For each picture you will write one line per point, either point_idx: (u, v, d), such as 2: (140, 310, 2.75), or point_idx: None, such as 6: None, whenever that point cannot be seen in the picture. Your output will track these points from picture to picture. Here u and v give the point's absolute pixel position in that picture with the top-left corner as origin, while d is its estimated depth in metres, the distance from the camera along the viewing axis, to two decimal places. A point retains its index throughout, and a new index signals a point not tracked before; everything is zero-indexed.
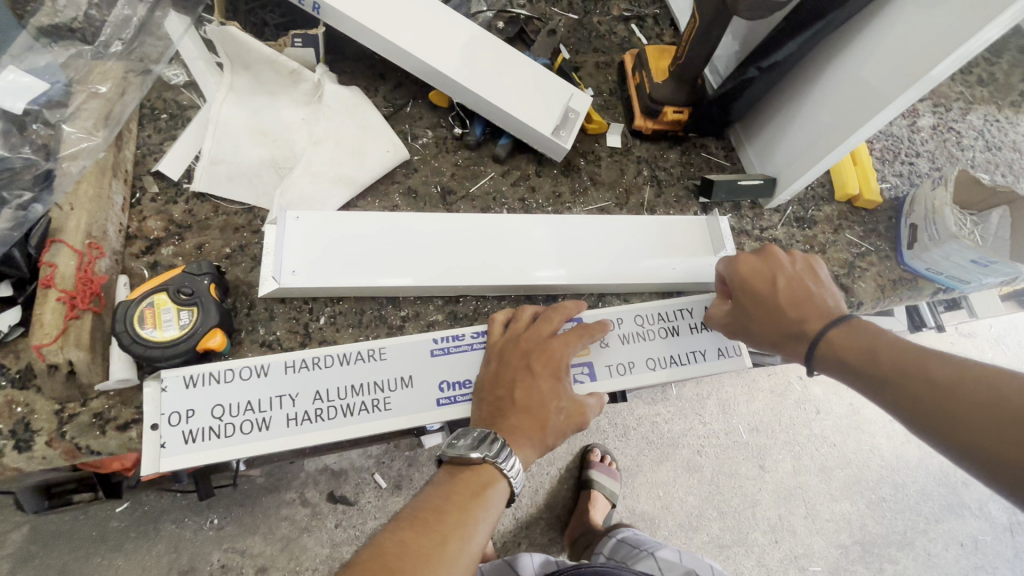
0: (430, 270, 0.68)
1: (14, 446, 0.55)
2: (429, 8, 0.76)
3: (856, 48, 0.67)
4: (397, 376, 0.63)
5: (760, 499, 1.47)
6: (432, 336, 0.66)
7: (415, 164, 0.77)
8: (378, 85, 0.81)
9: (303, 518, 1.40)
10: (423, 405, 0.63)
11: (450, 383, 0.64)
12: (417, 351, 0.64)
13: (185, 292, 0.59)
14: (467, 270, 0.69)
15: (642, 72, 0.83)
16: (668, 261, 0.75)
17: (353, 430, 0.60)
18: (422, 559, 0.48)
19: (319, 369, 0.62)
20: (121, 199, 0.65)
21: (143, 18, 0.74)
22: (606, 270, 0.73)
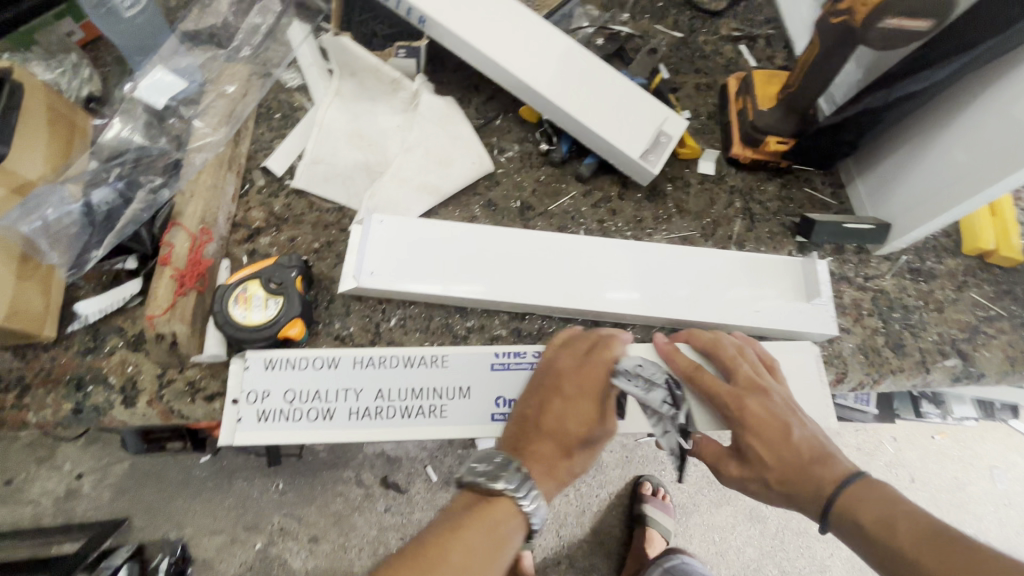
0: (500, 287, 0.68)
1: (122, 401, 0.62)
2: (527, 22, 0.76)
3: (1008, 83, 0.58)
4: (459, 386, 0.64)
5: (830, 565, 1.33)
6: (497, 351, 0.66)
7: (497, 177, 0.78)
8: (472, 97, 0.83)
9: (356, 498, 1.48)
10: (477, 417, 0.63)
11: (506, 400, 0.64)
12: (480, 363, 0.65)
13: (275, 282, 0.63)
14: (538, 286, 0.68)
15: (746, 97, 0.78)
16: (751, 301, 0.70)
17: (408, 432, 0.62)
18: None
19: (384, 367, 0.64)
20: (232, 189, 0.72)
21: (270, 26, 0.81)
22: (684, 302, 0.69)
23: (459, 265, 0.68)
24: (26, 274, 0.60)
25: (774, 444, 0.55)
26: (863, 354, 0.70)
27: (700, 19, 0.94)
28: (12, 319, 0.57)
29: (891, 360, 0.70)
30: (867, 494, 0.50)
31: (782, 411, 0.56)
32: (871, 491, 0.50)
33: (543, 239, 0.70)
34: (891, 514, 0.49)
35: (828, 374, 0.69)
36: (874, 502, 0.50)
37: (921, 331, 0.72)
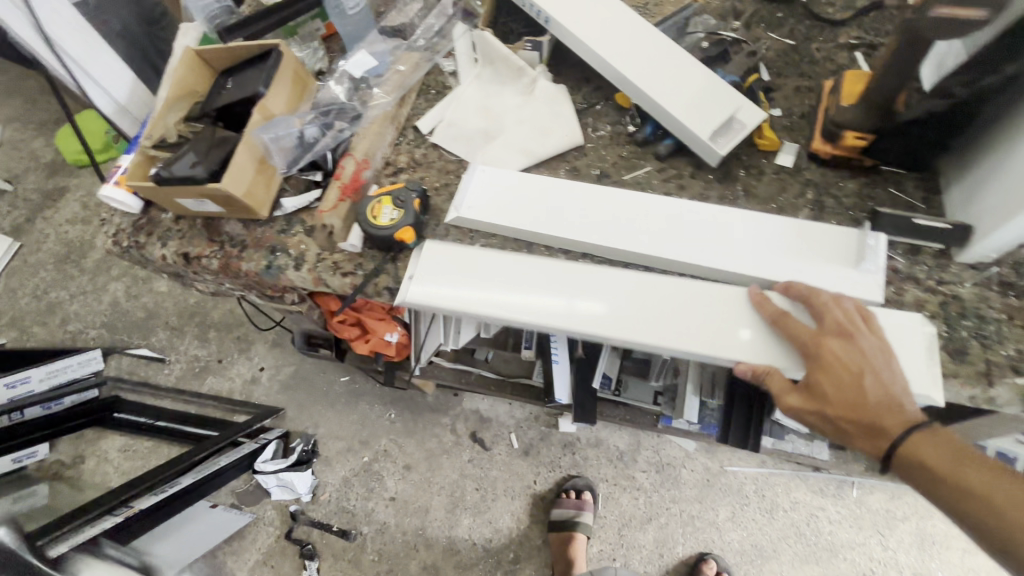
0: (565, 226, 0.83)
1: (294, 266, 0.92)
2: (630, 21, 0.90)
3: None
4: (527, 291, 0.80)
5: None
6: (558, 267, 0.81)
7: (586, 150, 0.93)
8: (581, 86, 0.99)
9: (447, 442, 1.96)
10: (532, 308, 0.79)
11: (558, 301, 0.78)
12: (544, 277, 0.81)
13: (401, 200, 0.87)
14: (602, 225, 0.82)
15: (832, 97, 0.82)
16: (797, 264, 0.75)
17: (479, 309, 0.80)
18: None
19: (476, 263, 0.83)
20: (390, 138, 0.99)
21: (441, 25, 1.08)
22: (732, 256, 0.77)
23: (535, 207, 0.85)
24: (260, 172, 0.91)
25: (852, 387, 0.64)
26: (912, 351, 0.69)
27: (818, 29, 0.97)
28: (246, 198, 0.89)
29: (946, 364, 0.68)
30: (931, 443, 0.63)
31: (864, 356, 0.65)
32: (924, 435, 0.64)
33: (609, 201, 0.84)
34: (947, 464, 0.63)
35: None
36: (938, 455, 0.63)
37: (994, 344, 0.68)
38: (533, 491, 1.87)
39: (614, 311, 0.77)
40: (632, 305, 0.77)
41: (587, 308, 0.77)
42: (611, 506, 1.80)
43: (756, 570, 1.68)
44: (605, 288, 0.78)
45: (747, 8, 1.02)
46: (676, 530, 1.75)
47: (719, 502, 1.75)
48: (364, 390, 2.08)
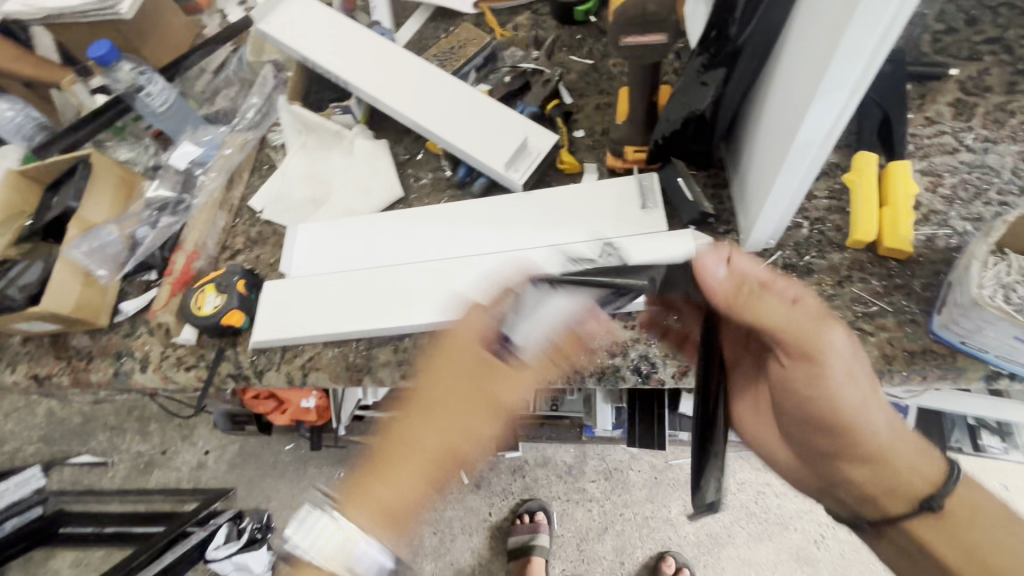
0: (388, 254, 0.88)
1: (140, 368, 0.90)
2: (433, 76, 0.96)
3: (789, 50, 0.59)
4: (363, 307, 0.83)
5: None
6: (387, 279, 0.85)
7: (410, 200, 0.95)
8: (403, 137, 1.02)
9: None
10: (381, 315, 0.82)
11: (401, 300, 0.82)
12: (376, 291, 0.84)
13: (223, 285, 0.88)
14: (422, 236, 0.88)
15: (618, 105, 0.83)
16: (597, 222, 0.81)
17: (334, 329, 0.83)
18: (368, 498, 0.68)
19: (315, 296, 0.86)
20: (224, 222, 0.99)
21: (265, 101, 1.10)
22: (541, 230, 0.83)
23: (362, 244, 0.90)
24: (89, 284, 0.90)
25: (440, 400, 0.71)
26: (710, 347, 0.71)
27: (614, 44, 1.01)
28: (77, 312, 0.88)
29: None
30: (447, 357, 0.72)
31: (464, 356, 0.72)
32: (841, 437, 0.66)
33: (424, 211, 0.90)
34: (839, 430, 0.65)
35: (669, 366, 0.74)
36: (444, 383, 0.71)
37: None
38: (489, 524, 1.84)
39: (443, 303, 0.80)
40: (462, 291, 0.80)
41: (427, 299, 0.81)
42: (568, 523, 1.79)
43: (715, 559, 1.68)
44: (432, 286, 0.82)
45: (549, 35, 1.06)
46: (632, 534, 1.74)
47: (670, 498, 1.75)
48: (310, 454, 2.02)
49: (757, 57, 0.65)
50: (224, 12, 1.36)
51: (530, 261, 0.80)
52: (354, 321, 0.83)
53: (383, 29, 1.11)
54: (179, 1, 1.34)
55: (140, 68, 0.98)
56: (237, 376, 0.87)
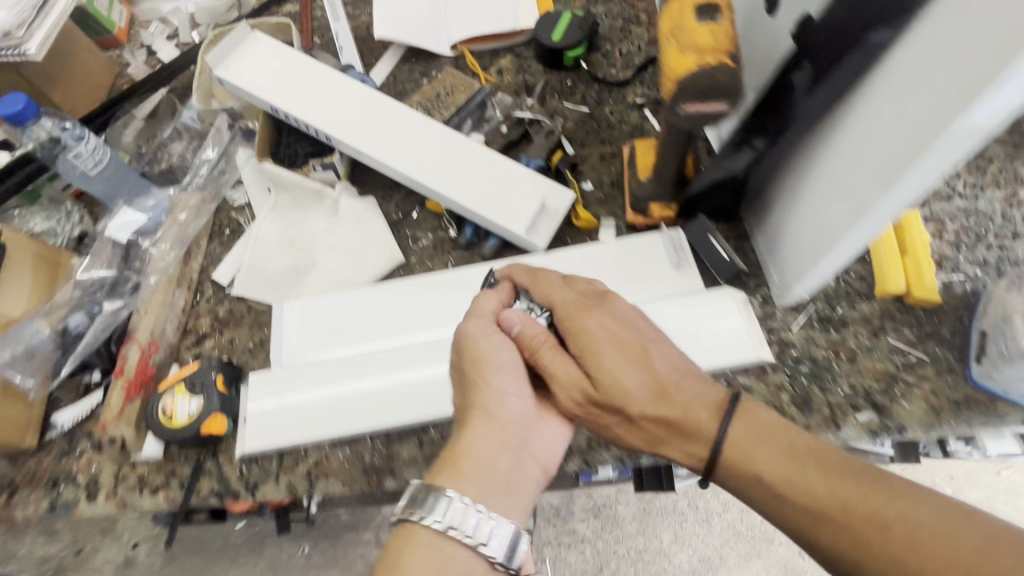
0: (400, 329, 0.78)
1: (85, 496, 0.72)
2: (426, 129, 0.88)
3: (856, 115, 0.55)
4: (375, 397, 0.73)
5: None
6: (401, 360, 0.74)
7: (411, 265, 0.86)
8: (393, 193, 0.92)
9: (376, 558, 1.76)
10: (402, 406, 0.72)
11: (423, 388, 0.72)
12: (387, 376, 0.73)
13: (197, 385, 0.74)
14: (437, 309, 0.79)
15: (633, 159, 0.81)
16: (628, 286, 0.76)
17: (348, 424, 0.72)
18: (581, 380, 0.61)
19: (315, 386, 0.74)
20: (183, 302, 0.84)
21: (220, 152, 0.95)
22: None
23: (365, 320, 0.79)
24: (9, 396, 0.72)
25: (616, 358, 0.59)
26: None
27: (607, 91, 0.99)
28: None
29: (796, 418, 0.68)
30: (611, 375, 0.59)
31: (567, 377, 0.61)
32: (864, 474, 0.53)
33: (435, 278, 0.81)
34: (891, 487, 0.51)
35: None
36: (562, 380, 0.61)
37: (830, 385, 0.70)
38: None
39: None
40: None
41: None
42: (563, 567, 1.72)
43: None
44: None
45: (538, 80, 1.02)
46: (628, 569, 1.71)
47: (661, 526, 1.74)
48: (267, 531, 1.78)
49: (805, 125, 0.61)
50: (150, 48, 1.18)
51: None
52: (365, 413, 0.72)
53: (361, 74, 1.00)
54: (92, 34, 1.15)
55: (64, 125, 0.81)
56: (223, 493, 0.72)
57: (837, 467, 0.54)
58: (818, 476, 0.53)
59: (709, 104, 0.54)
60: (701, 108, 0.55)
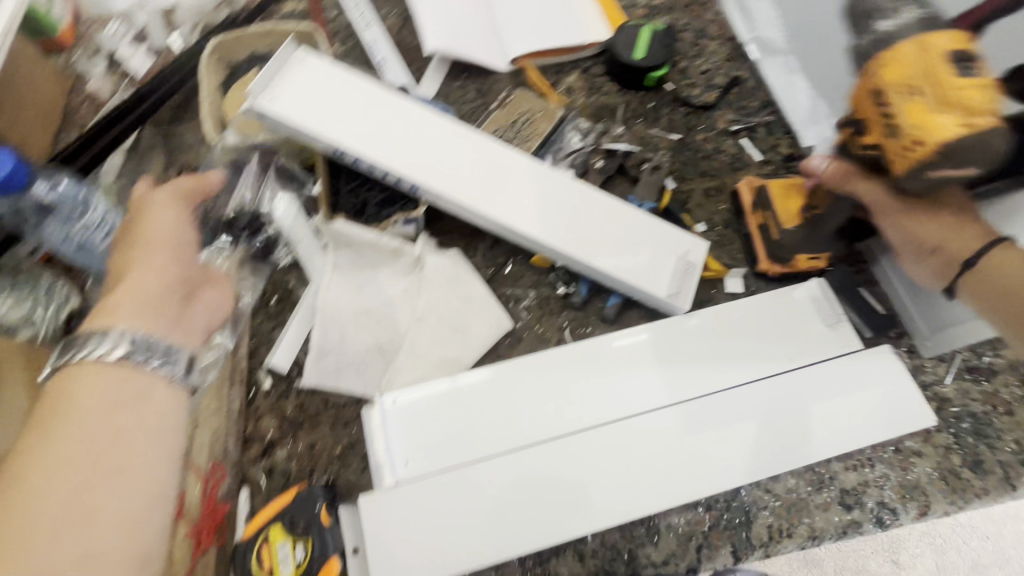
0: (534, 417, 0.65)
1: None
2: (523, 162, 0.72)
3: None
4: (531, 507, 0.61)
5: None
6: (555, 460, 0.63)
7: (519, 332, 0.73)
8: (477, 243, 0.78)
9: None
10: (560, 517, 0.61)
11: (581, 490, 0.62)
12: (540, 481, 0.62)
13: (300, 523, 0.60)
14: (573, 387, 0.67)
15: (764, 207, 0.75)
16: (782, 350, 0.69)
17: (498, 549, 0.59)
18: (946, 216, 0.58)
19: (445, 507, 0.60)
20: (239, 402, 0.66)
21: (252, 200, 0.75)
22: (721, 367, 0.68)
23: (488, 410, 0.65)
24: None
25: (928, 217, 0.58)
26: (942, 479, 0.65)
27: (695, 115, 0.90)
28: None
29: (973, 482, 0.65)
30: (936, 228, 0.58)
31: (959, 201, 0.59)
32: (951, 210, 0.58)
33: (565, 352, 0.68)
34: (948, 210, 0.58)
35: (910, 509, 0.64)
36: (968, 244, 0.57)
37: (996, 442, 0.67)
38: None
39: (646, 483, 0.62)
40: (659, 464, 0.63)
41: (620, 483, 0.62)
42: None
43: None
44: (617, 461, 0.63)
45: (616, 102, 0.91)
46: None
47: None
48: None
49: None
50: (111, 54, 0.92)
51: (730, 411, 0.66)
52: (520, 530, 0.60)
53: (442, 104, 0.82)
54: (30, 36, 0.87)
55: (59, 186, 0.65)
56: None
57: (943, 205, 0.59)
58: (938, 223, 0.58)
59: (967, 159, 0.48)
60: (952, 172, 0.48)
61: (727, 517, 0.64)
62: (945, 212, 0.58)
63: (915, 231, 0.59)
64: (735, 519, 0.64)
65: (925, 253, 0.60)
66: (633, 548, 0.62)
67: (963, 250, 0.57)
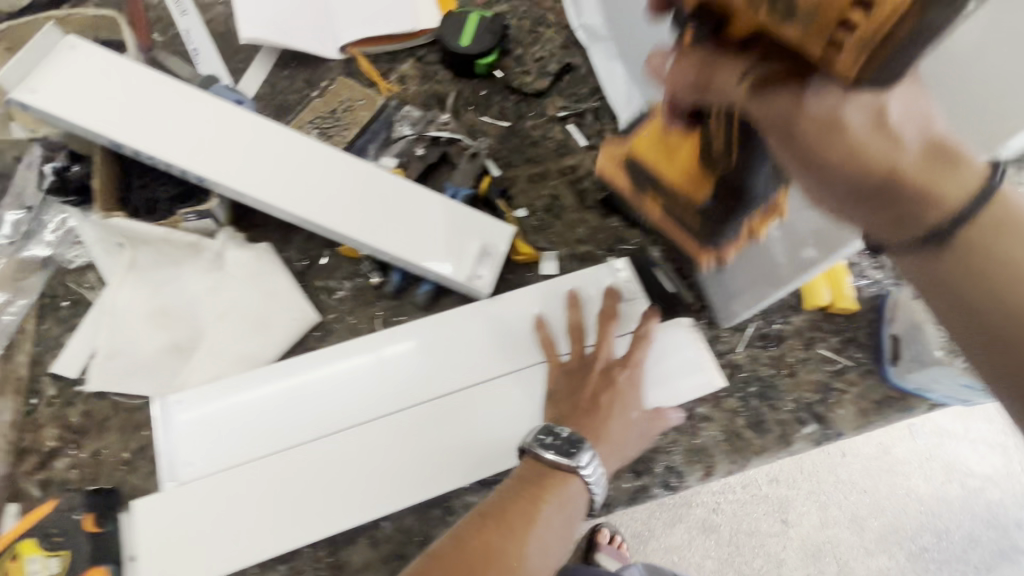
0: (332, 408, 0.66)
1: None
2: (326, 154, 0.72)
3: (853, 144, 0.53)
4: (320, 496, 0.62)
5: (786, 558, 1.36)
6: (347, 449, 0.64)
7: (329, 325, 0.73)
8: (291, 236, 0.77)
9: None
10: (346, 507, 0.62)
11: (370, 479, 0.63)
12: (332, 470, 0.63)
13: (56, 536, 0.58)
14: (369, 378, 0.68)
15: (644, 195, 0.63)
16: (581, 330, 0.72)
17: (278, 542, 0.60)
18: (860, 138, 0.36)
19: (225, 504, 0.61)
20: (12, 414, 0.64)
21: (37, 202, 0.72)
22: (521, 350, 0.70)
23: (281, 405, 0.66)
24: None
25: (871, 135, 0.36)
26: (726, 441, 0.70)
27: (525, 102, 0.91)
28: None
29: (754, 442, 0.70)
30: (857, 160, 0.36)
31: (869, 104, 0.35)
32: (870, 129, 0.36)
33: (370, 342, 0.70)
34: (954, 138, 0.37)
35: (694, 470, 0.69)
36: (908, 199, 0.37)
37: (778, 403, 0.72)
38: None
39: (437, 468, 0.64)
40: (450, 449, 0.65)
41: (409, 471, 0.64)
42: None
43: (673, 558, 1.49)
44: (407, 447, 0.65)
45: (448, 90, 0.91)
46: None
47: None
48: None
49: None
50: None
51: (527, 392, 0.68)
52: (308, 520, 0.61)
53: (234, 91, 0.80)
54: None
55: None
56: None
57: (933, 122, 0.37)
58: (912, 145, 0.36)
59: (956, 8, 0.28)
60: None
61: None
62: (938, 142, 0.37)
63: (844, 173, 0.37)
64: None
65: (846, 179, 0.37)
66: (427, 529, 0.63)
67: (936, 211, 0.37)
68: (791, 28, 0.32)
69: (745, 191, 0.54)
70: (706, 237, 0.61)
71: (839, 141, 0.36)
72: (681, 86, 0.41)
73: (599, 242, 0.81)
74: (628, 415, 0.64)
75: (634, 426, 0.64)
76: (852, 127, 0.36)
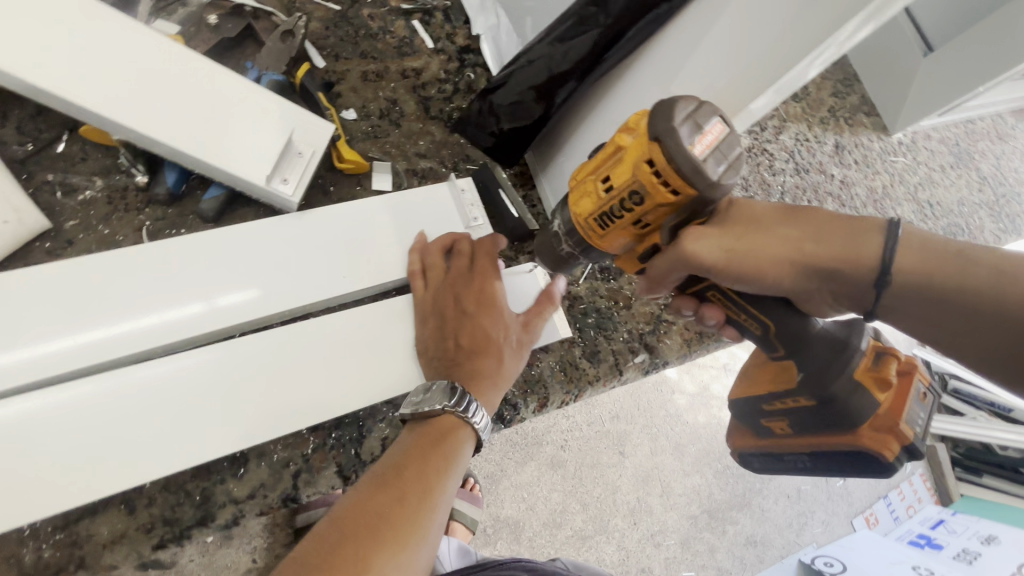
0: (64, 341, 0.50)
1: None
2: (78, 11, 0.55)
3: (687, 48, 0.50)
4: (36, 455, 0.46)
5: (621, 484, 1.40)
6: (85, 396, 0.48)
7: (69, 235, 0.55)
8: (9, 109, 0.57)
9: None
10: (71, 464, 0.46)
11: (113, 428, 0.48)
12: (59, 420, 0.47)
13: None
14: (125, 300, 0.52)
15: (776, 418, 0.54)
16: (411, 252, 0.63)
17: None
18: (756, 243, 0.46)
19: None
20: None
21: None
22: (335, 274, 0.59)
23: None
24: None
25: (751, 237, 0.46)
26: (561, 370, 0.68)
27: None
28: None
29: (587, 370, 0.69)
30: (750, 253, 0.46)
31: (755, 222, 0.46)
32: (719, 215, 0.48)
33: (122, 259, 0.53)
34: (840, 216, 0.46)
35: (529, 402, 0.66)
36: (763, 233, 0.46)
37: (612, 333, 0.72)
38: None
39: (212, 414, 0.51)
40: (234, 391, 0.52)
41: (172, 419, 0.50)
42: None
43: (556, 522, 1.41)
44: (171, 388, 0.50)
45: None
46: None
47: None
48: None
49: (607, 69, 0.59)
50: None
51: (339, 322, 0.57)
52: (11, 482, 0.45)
53: None
54: None
55: None
56: None
57: (811, 215, 0.47)
58: (790, 228, 0.46)
59: (679, 122, 0.42)
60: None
61: (337, 435, 0.56)
62: (809, 214, 0.47)
63: (779, 273, 0.46)
64: (345, 437, 0.56)
65: (777, 289, 0.47)
66: (207, 487, 0.51)
67: (865, 269, 0.43)
68: (648, 206, 0.46)
69: (801, 339, 0.49)
70: (832, 427, 0.48)
71: (748, 244, 0.46)
72: (661, 278, 0.50)
73: (442, 157, 0.72)
74: (502, 347, 0.56)
75: (513, 355, 0.56)
76: (731, 238, 0.46)
